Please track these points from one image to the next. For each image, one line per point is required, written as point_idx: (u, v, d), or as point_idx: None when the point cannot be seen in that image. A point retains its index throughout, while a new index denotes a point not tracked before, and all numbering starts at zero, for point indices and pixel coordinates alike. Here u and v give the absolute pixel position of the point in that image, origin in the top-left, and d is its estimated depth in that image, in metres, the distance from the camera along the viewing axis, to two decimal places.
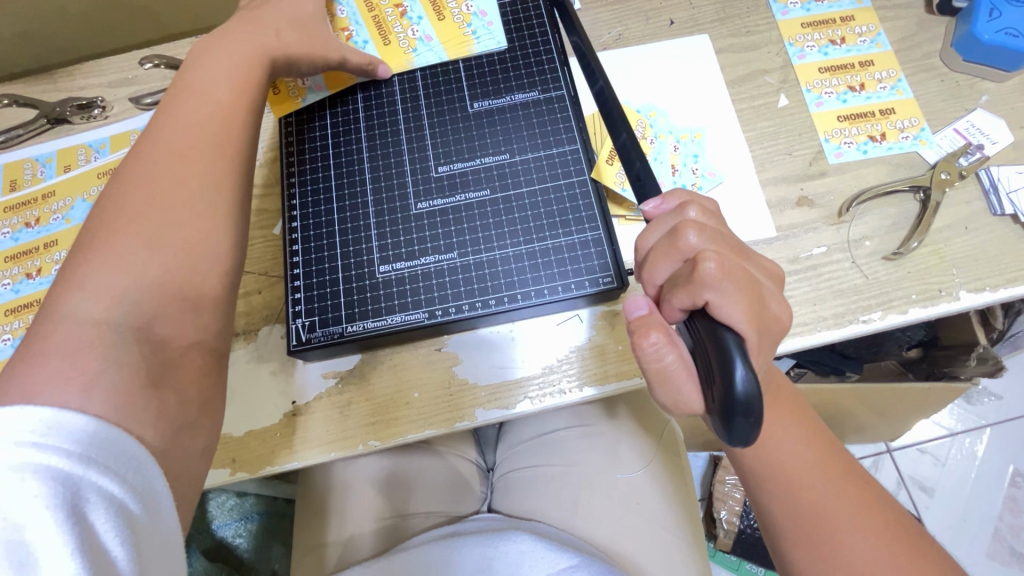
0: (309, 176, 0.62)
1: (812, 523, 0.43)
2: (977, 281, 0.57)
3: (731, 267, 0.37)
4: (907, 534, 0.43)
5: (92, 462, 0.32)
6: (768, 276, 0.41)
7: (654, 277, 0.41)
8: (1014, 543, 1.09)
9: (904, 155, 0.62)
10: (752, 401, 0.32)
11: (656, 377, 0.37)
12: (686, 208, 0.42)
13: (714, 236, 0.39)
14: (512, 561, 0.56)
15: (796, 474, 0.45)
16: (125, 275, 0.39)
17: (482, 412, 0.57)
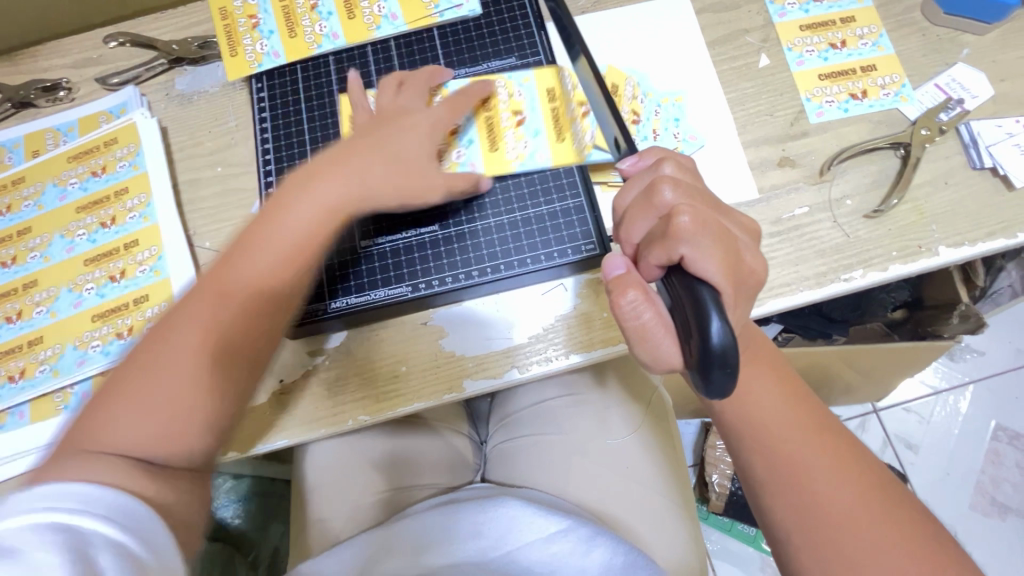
0: (286, 157, 0.65)
1: (791, 475, 0.44)
2: (956, 237, 0.57)
3: (704, 220, 0.37)
4: (879, 482, 0.44)
5: (86, 511, 0.35)
6: (746, 232, 0.41)
7: (631, 236, 0.41)
8: (994, 493, 1.13)
9: (884, 112, 0.62)
10: (728, 350, 0.32)
11: (636, 335, 0.38)
12: (660, 165, 0.42)
13: (689, 192, 0.39)
14: (498, 529, 0.58)
15: (775, 429, 0.46)
16: (149, 393, 0.42)
17: (470, 383, 0.58)
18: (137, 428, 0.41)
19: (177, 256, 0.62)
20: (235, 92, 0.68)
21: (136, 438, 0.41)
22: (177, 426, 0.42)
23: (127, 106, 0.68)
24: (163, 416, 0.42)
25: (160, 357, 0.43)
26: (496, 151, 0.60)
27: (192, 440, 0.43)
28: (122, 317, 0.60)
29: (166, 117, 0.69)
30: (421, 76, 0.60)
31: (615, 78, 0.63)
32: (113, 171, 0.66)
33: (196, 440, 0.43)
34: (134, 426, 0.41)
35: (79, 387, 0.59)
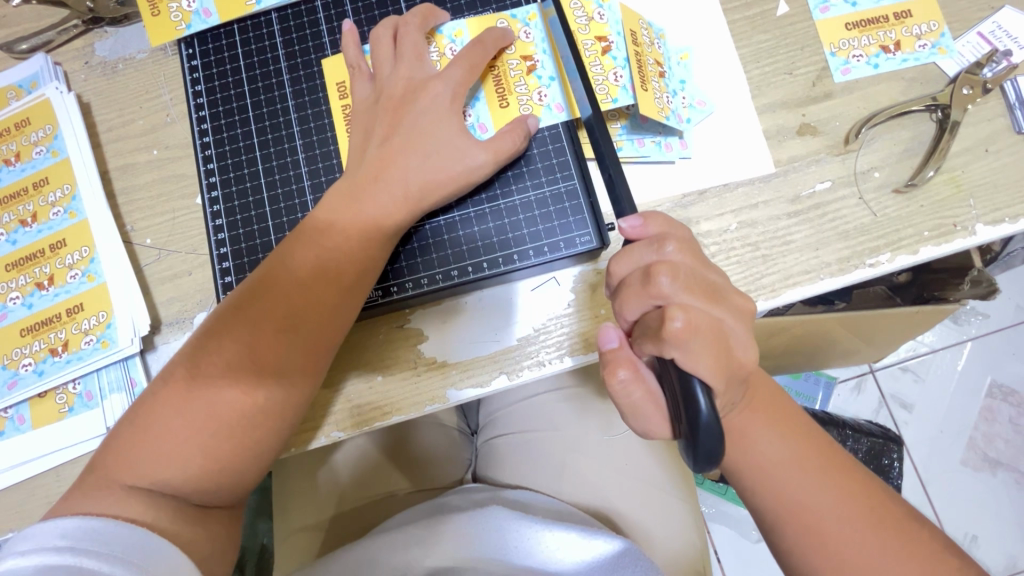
0: (226, 133, 0.54)
1: (798, 519, 0.40)
2: (994, 213, 0.51)
3: (701, 322, 0.35)
4: (895, 515, 0.40)
5: (83, 551, 0.36)
6: (741, 317, 0.38)
7: (625, 313, 0.38)
8: (987, 450, 1.10)
9: (920, 68, 0.54)
10: (714, 445, 0.32)
11: (628, 409, 0.39)
12: (663, 243, 0.37)
13: (688, 283, 0.36)
14: (498, 541, 0.53)
15: (778, 472, 0.41)
16: (189, 420, 0.42)
17: (454, 392, 0.52)
18: (173, 462, 0.41)
19: (112, 257, 0.54)
20: (166, 58, 0.58)
21: (177, 478, 0.41)
22: (212, 471, 0.42)
23: (39, 79, 0.58)
24: (201, 460, 0.42)
25: (198, 393, 0.43)
26: (506, 107, 0.52)
27: (230, 471, 0.43)
28: (54, 330, 0.53)
29: (86, 91, 0.59)
30: (415, 22, 0.51)
31: (630, 18, 0.53)
32: (29, 159, 0.56)
33: (233, 471, 0.44)
34: (172, 464, 0.41)
35: (14, 411, 0.53)
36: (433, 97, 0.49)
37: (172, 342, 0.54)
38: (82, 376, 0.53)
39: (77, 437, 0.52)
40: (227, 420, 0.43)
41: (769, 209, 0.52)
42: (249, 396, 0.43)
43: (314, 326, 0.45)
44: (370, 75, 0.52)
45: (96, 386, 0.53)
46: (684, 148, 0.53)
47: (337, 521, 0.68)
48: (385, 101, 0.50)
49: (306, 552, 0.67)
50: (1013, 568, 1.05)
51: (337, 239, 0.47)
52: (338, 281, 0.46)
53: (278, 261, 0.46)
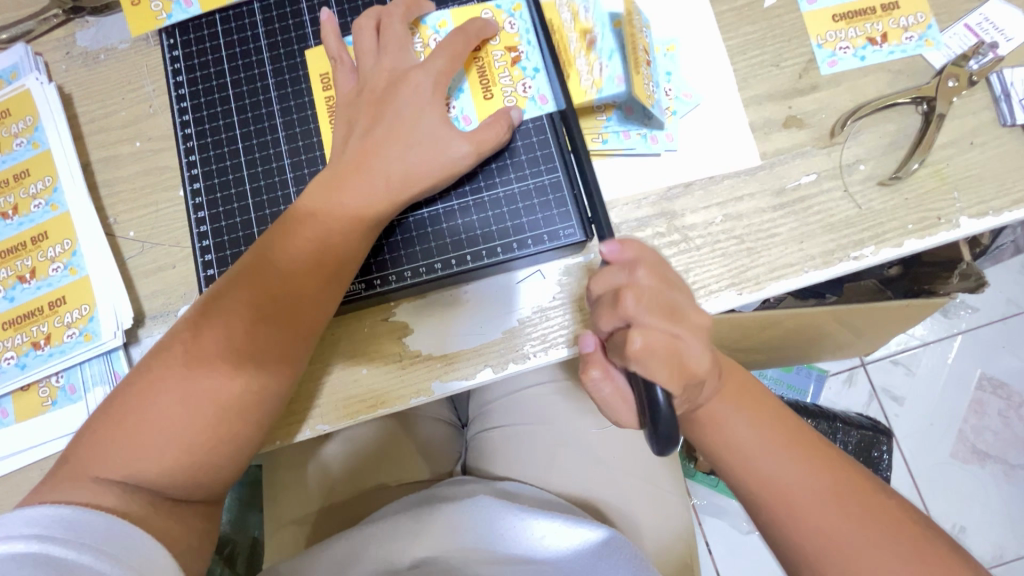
0: (208, 125, 0.54)
1: (778, 501, 0.41)
2: (979, 205, 0.51)
3: (659, 343, 0.35)
4: (876, 496, 0.40)
5: (50, 540, 0.36)
6: (707, 334, 0.37)
7: (597, 326, 0.39)
8: (975, 442, 1.11)
9: (906, 61, 0.54)
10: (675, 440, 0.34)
11: (601, 405, 0.41)
12: (633, 268, 0.37)
13: (650, 305, 0.36)
14: (486, 529, 0.54)
15: (756, 456, 0.42)
16: (169, 414, 0.42)
17: (439, 385, 0.52)
18: (154, 455, 0.41)
19: (94, 250, 0.53)
20: (148, 49, 0.58)
21: (157, 469, 0.41)
22: (194, 463, 0.42)
23: (18, 69, 0.57)
24: (183, 452, 0.42)
25: (178, 387, 0.43)
26: (490, 98, 0.51)
27: (212, 465, 0.43)
28: (36, 324, 0.53)
29: (67, 82, 0.58)
30: (398, 12, 0.51)
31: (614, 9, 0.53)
32: (10, 150, 0.56)
33: (215, 464, 0.43)
34: (151, 455, 0.41)
35: None
36: (416, 89, 0.48)
37: (156, 335, 0.53)
38: (65, 369, 0.53)
39: (61, 430, 0.52)
40: (209, 414, 0.43)
41: (754, 201, 0.52)
42: (229, 387, 0.43)
43: (295, 318, 0.45)
44: (352, 66, 0.51)
45: (79, 379, 0.53)
46: (669, 140, 0.53)
47: (326, 513, 0.68)
48: (368, 92, 0.49)
49: (295, 545, 0.67)
50: (999, 558, 1.06)
51: (320, 232, 0.46)
52: (322, 274, 0.46)
53: (259, 253, 0.46)
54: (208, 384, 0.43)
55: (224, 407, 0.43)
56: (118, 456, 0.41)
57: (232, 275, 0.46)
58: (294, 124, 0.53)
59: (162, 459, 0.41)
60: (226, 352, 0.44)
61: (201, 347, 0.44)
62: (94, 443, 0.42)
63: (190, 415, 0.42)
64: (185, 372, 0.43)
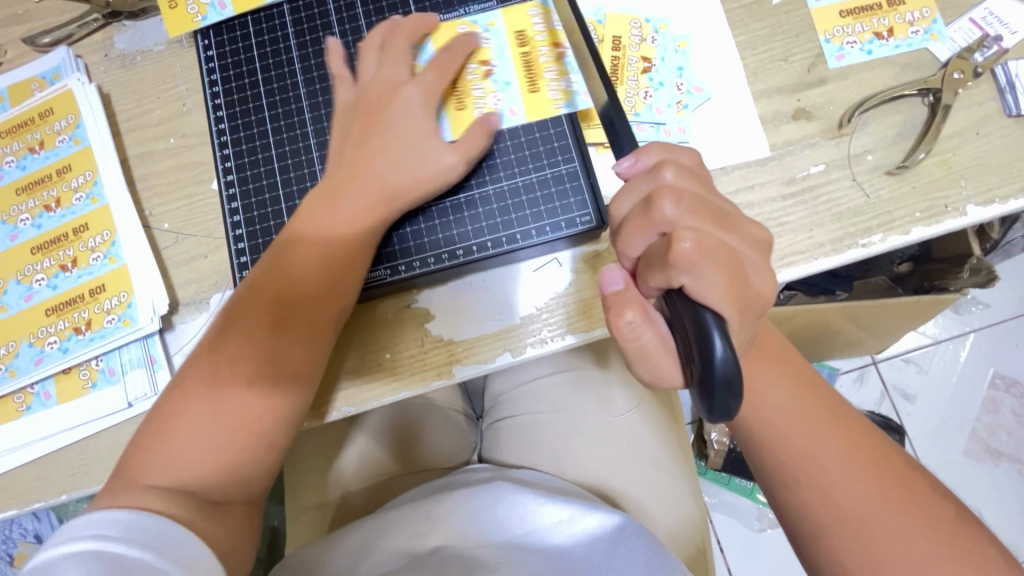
0: (241, 120, 0.57)
1: (800, 466, 0.42)
2: (986, 193, 0.52)
3: (709, 243, 0.36)
4: (891, 464, 0.42)
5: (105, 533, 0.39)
6: (753, 244, 0.39)
7: (629, 249, 0.40)
8: (990, 440, 1.11)
9: (913, 54, 0.55)
10: (732, 385, 0.32)
11: (636, 356, 0.38)
12: (660, 170, 0.39)
13: (692, 206, 0.37)
14: (496, 512, 0.56)
15: (783, 421, 0.43)
16: None
17: (460, 368, 0.54)
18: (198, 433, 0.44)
19: (132, 241, 0.56)
20: (183, 50, 0.61)
21: None
22: None
23: (61, 71, 0.61)
24: None
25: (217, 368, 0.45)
26: (463, 110, 0.52)
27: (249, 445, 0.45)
28: (77, 310, 0.55)
29: (106, 82, 0.61)
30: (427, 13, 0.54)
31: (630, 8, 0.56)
32: (52, 147, 0.59)
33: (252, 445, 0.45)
34: None
35: (39, 386, 0.55)
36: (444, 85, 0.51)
37: (189, 322, 0.56)
38: (104, 354, 0.55)
39: (102, 411, 0.54)
40: (248, 393, 0.45)
41: (764, 190, 0.54)
42: (270, 368, 0.46)
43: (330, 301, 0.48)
44: (352, 80, 0.54)
45: (118, 362, 0.55)
46: (681, 133, 0.55)
47: (347, 500, 0.70)
48: (398, 88, 0.52)
49: (316, 530, 0.69)
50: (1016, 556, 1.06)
51: (351, 223, 0.49)
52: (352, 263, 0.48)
53: (297, 242, 0.49)
54: None
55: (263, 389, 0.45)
56: None
57: (267, 264, 0.49)
58: (322, 120, 0.56)
59: None
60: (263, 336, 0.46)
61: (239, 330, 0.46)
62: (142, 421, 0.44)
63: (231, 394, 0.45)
64: None
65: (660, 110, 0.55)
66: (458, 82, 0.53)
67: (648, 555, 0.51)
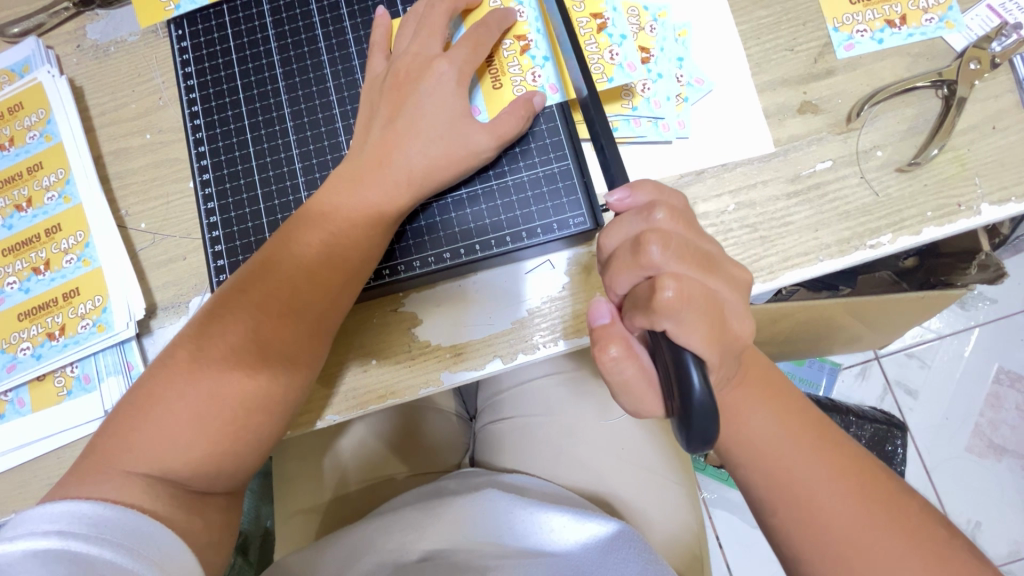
0: (217, 116, 0.54)
1: (792, 495, 0.40)
2: (1001, 191, 0.50)
3: (694, 292, 0.34)
4: (888, 490, 0.40)
5: (69, 535, 0.36)
6: (735, 288, 0.38)
7: (615, 286, 0.38)
8: (992, 436, 1.09)
9: (926, 43, 0.52)
10: (707, 425, 0.32)
11: (619, 386, 0.38)
12: (651, 210, 0.37)
13: (680, 251, 0.36)
14: (492, 519, 0.54)
15: (771, 447, 0.42)
16: (183, 407, 0.42)
17: (448, 375, 0.52)
18: (171, 447, 0.41)
19: (107, 243, 0.54)
20: (158, 41, 0.58)
21: (178, 461, 0.41)
22: (212, 455, 0.42)
23: (30, 63, 0.58)
24: (200, 444, 0.42)
25: (190, 380, 0.43)
26: (500, 88, 0.50)
27: (225, 459, 0.43)
28: (51, 315, 0.53)
29: (78, 75, 0.58)
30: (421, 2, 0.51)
31: None
32: (23, 143, 0.56)
33: (228, 458, 0.43)
34: (170, 445, 0.41)
35: (14, 394, 0.53)
36: (436, 77, 0.48)
37: (168, 327, 0.54)
38: (79, 360, 0.53)
39: (77, 420, 0.52)
40: (224, 405, 0.42)
41: (768, 188, 0.51)
42: (246, 378, 0.43)
43: (313, 311, 0.45)
44: (379, 58, 0.51)
45: (93, 368, 0.53)
46: (681, 128, 0.52)
47: (336, 506, 0.69)
48: (388, 82, 0.49)
49: (306, 535, 0.68)
50: (1017, 554, 1.04)
51: (334, 225, 0.47)
52: (334, 267, 0.46)
53: (279, 245, 0.46)
54: (222, 377, 0.43)
55: (238, 401, 0.43)
56: (133, 449, 0.41)
57: (246, 266, 0.47)
58: (302, 115, 0.53)
59: (178, 452, 0.41)
60: (240, 345, 0.44)
61: (213, 340, 0.44)
62: (113, 434, 0.42)
63: (205, 407, 0.42)
64: (196, 365, 0.43)
65: (658, 103, 0.52)
66: (493, 58, 0.51)
67: (641, 564, 0.49)
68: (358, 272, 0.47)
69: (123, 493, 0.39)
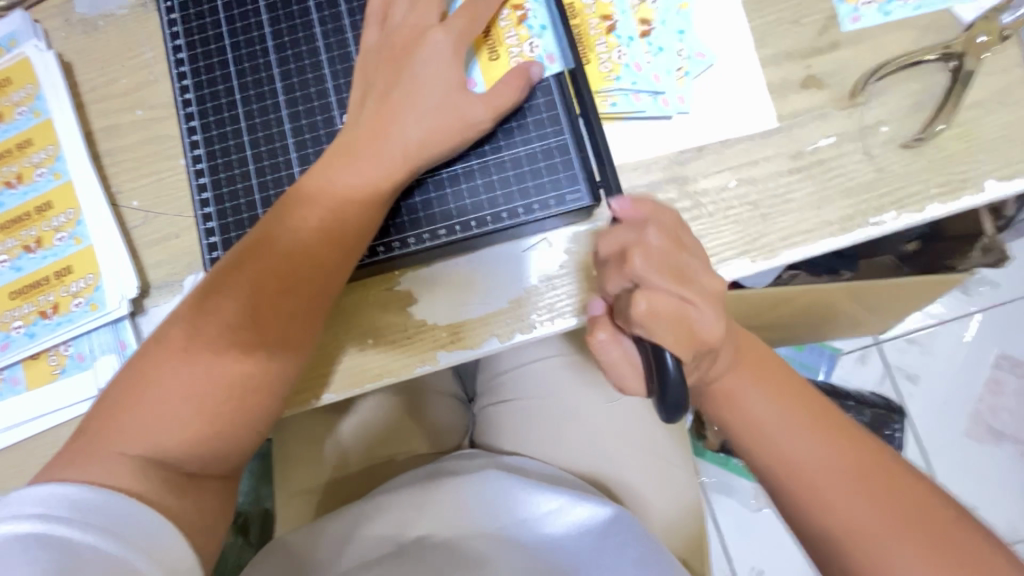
0: (207, 90, 0.53)
1: (794, 476, 0.40)
2: (1008, 168, 0.49)
3: (668, 307, 0.35)
4: (889, 472, 0.39)
5: (51, 518, 0.36)
6: (725, 293, 0.37)
7: (597, 275, 0.40)
8: (991, 421, 1.09)
9: (934, 16, 0.51)
10: (681, 400, 0.34)
11: (607, 364, 0.41)
12: (643, 228, 0.38)
13: (660, 265, 0.36)
14: (489, 502, 0.54)
15: (771, 431, 0.41)
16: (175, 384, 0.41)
17: (445, 354, 0.51)
18: (163, 424, 0.41)
19: (99, 221, 0.53)
20: (147, 14, 0.57)
21: (170, 438, 0.41)
22: (204, 432, 0.42)
23: (17, 37, 0.56)
24: (193, 421, 0.41)
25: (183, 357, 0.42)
26: (496, 60, 0.50)
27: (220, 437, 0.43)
28: (43, 293, 0.53)
29: (67, 50, 0.57)
30: None
31: None
32: (12, 120, 0.55)
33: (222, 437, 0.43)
34: (162, 422, 0.41)
35: (9, 372, 0.53)
36: (434, 47, 0.47)
37: (162, 306, 0.53)
38: (74, 339, 0.53)
39: (72, 399, 0.52)
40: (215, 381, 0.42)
41: (770, 165, 0.50)
42: (240, 353, 0.43)
43: (307, 288, 0.45)
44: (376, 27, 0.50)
45: (88, 347, 0.53)
46: (681, 102, 0.51)
47: (334, 487, 0.69)
48: (383, 55, 0.48)
49: (303, 516, 0.68)
50: (1013, 537, 1.05)
51: (329, 200, 0.46)
52: (327, 244, 0.45)
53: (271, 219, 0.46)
54: (217, 356, 0.42)
55: (232, 378, 0.42)
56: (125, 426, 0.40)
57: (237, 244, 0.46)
58: (296, 89, 0.52)
59: (170, 428, 0.41)
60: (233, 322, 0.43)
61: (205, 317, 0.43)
62: (106, 411, 0.41)
63: (197, 383, 0.42)
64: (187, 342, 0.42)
65: (659, 78, 0.51)
66: (491, 31, 0.50)
67: (641, 550, 0.50)
68: (352, 248, 0.46)
69: (117, 471, 0.39)
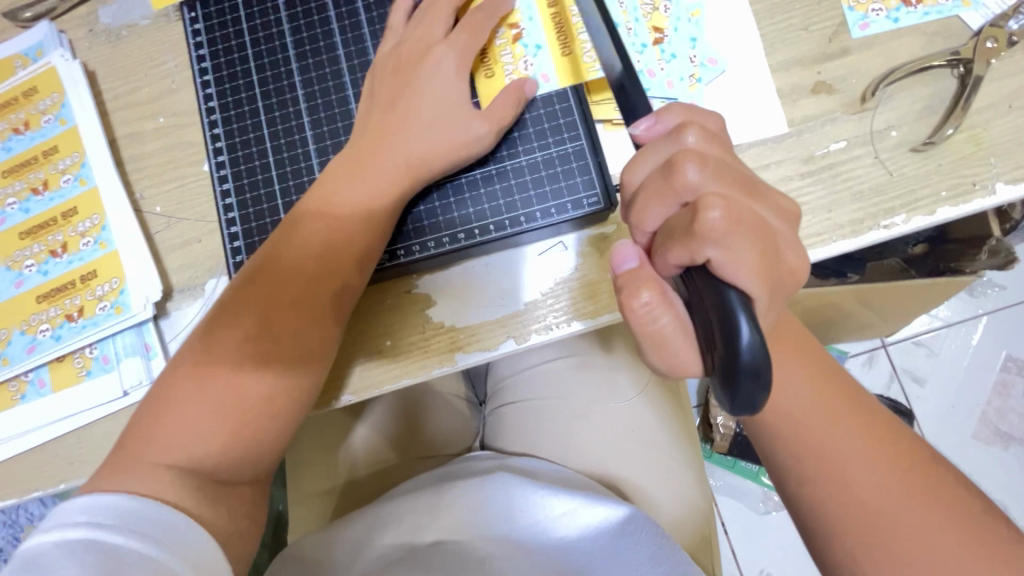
0: (230, 97, 0.54)
1: (812, 468, 0.41)
2: (1017, 170, 0.49)
3: (741, 214, 0.32)
4: (916, 460, 0.41)
5: (96, 526, 0.36)
6: (783, 217, 0.35)
7: (644, 223, 0.36)
8: (999, 423, 1.09)
9: (941, 22, 0.52)
10: (760, 369, 0.29)
11: (651, 341, 0.34)
12: (682, 132, 0.35)
13: (719, 171, 0.33)
14: (502, 505, 0.54)
15: (792, 424, 0.42)
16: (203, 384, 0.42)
17: (462, 356, 0.52)
18: (192, 422, 0.42)
19: (124, 226, 0.54)
20: (170, 24, 0.58)
21: (198, 436, 0.42)
22: (231, 431, 0.43)
23: (43, 47, 0.58)
24: (220, 419, 0.42)
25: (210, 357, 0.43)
26: (493, 76, 0.50)
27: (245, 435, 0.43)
28: (69, 297, 0.54)
29: (91, 60, 0.58)
30: None
31: None
32: (38, 127, 0.57)
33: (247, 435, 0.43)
34: (190, 421, 0.42)
35: (34, 374, 0.54)
36: (453, 54, 0.48)
37: (184, 309, 0.54)
38: (98, 341, 0.54)
39: (96, 401, 0.53)
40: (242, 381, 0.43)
41: (782, 168, 0.51)
42: (266, 353, 0.44)
43: (326, 292, 0.46)
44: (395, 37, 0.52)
45: (112, 350, 0.54)
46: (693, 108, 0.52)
47: (349, 489, 0.70)
48: (403, 62, 0.50)
49: (318, 518, 0.69)
50: None
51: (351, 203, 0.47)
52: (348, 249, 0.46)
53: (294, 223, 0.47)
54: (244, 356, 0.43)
55: (258, 378, 0.43)
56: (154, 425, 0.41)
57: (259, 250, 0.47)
58: (317, 96, 0.53)
59: (199, 427, 0.42)
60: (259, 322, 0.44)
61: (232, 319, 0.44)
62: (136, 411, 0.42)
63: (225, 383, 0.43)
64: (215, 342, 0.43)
65: (671, 84, 0.52)
66: (487, 51, 0.50)
67: (654, 548, 0.50)
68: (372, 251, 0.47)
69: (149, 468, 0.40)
